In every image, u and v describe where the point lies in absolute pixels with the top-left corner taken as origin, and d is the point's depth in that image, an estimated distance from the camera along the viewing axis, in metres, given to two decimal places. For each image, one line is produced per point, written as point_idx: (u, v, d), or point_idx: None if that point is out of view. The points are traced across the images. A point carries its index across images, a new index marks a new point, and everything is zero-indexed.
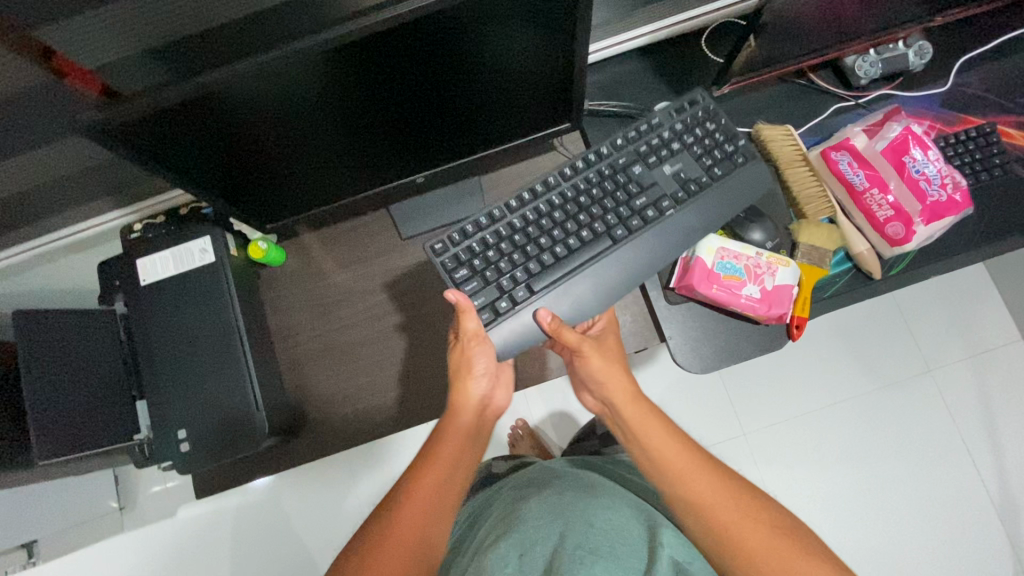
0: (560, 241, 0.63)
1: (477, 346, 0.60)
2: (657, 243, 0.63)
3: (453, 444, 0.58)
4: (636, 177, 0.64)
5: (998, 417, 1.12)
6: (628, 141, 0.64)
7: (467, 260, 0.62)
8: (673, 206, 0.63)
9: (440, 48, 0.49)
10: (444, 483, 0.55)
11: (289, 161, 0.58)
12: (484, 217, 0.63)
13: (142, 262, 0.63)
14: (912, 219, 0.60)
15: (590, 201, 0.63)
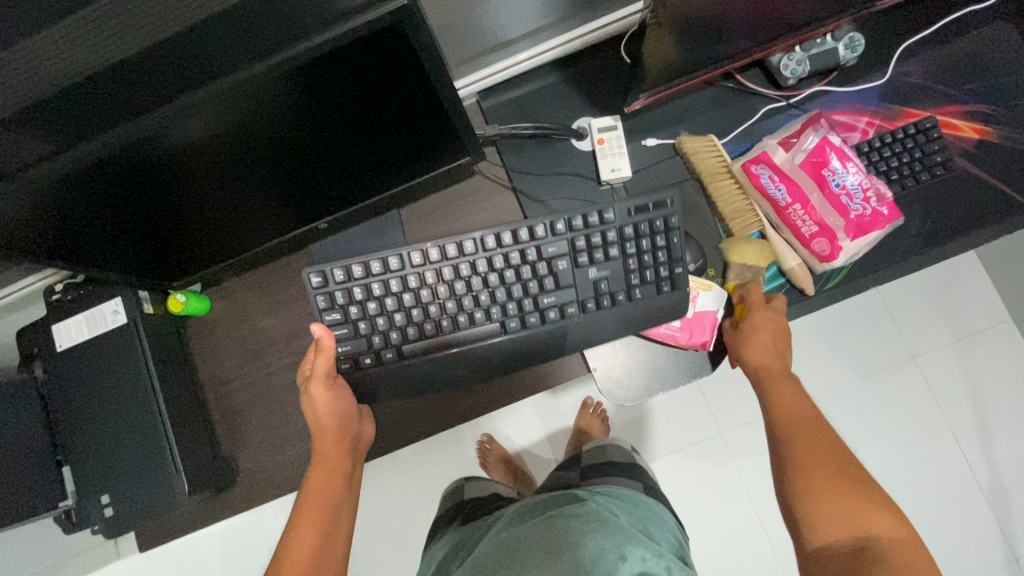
0: (460, 309, 0.62)
1: (324, 389, 0.58)
2: (554, 341, 0.63)
3: (321, 490, 0.56)
4: (556, 271, 0.62)
5: (987, 404, 1.07)
6: (570, 229, 0.61)
7: (344, 303, 0.61)
8: (576, 316, 0.62)
9: (306, 101, 0.46)
10: (326, 533, 0.53)
11: (184, 210, 0.56)
12: (380, 262, 0.60)
13: (57, 330, 0.63)
14: (837, 235, 0.56)
15: (499, 281, 0.61)
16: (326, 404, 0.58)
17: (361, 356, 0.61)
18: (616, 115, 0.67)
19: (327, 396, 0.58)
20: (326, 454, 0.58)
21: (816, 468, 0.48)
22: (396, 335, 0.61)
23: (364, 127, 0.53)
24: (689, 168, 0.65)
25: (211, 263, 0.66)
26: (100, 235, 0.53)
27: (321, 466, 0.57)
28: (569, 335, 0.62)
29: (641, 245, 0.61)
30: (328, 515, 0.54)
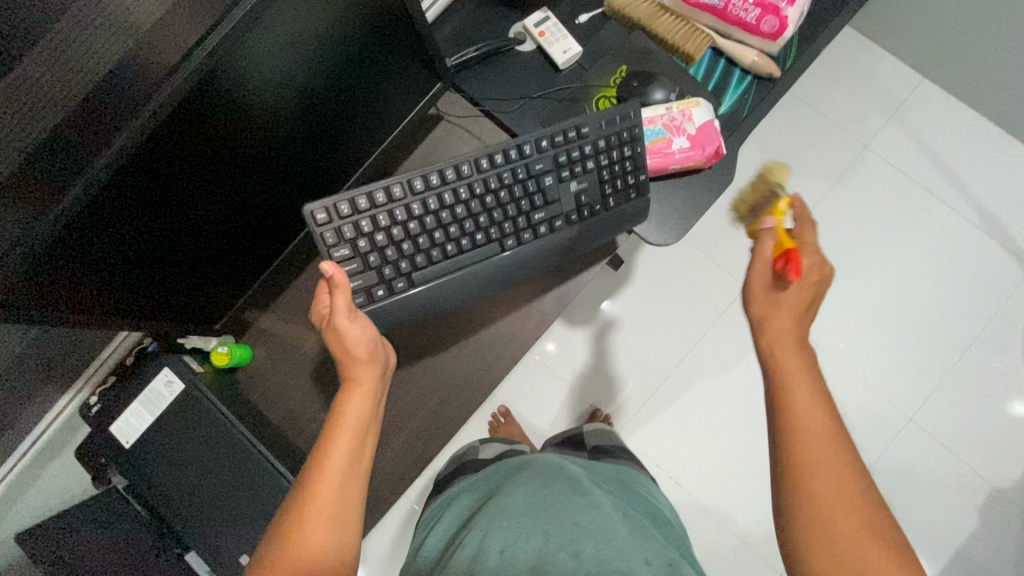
0: (462, 232, 0.62)
1: (349, 323, 0.55)
2: (537, 258, 0.64)
3: (344, 444, 0.52)
4: (544, 186, 0.63)
5: (942, 153, 1.17)
6: (554, 146, 0.63)
7: (352, 237, 0.58)
8: (562, 230, 0.64)
9: (275, 53, 0.48)
10: (341, 488, 0.50)
11: (185, 251, 0.54)
12: (383, 191, 0.59)
13: (116, 428, 0.60)
14: (779, 7, 0.62)
15: (493, 203, 0.62)
16: (353, 337, 0.55)
17: (374, 287, 0.60)
18: (543, 7, 0.69)
19: (355, 331, 0.55)
20: (359, 380, 0.55)
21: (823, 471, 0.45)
22: (405, 263, 0.60)
23: (322, 91, 0.54)
24: (626, 22, 0.69)
25: (235, 296, 0.63)
26: (128, 286, 0.51)
27: (354, 397, 0.54)
28: (558, 249, 0.65)
29: (612, 156, 0.63)
30: (361, 436, 0.53)
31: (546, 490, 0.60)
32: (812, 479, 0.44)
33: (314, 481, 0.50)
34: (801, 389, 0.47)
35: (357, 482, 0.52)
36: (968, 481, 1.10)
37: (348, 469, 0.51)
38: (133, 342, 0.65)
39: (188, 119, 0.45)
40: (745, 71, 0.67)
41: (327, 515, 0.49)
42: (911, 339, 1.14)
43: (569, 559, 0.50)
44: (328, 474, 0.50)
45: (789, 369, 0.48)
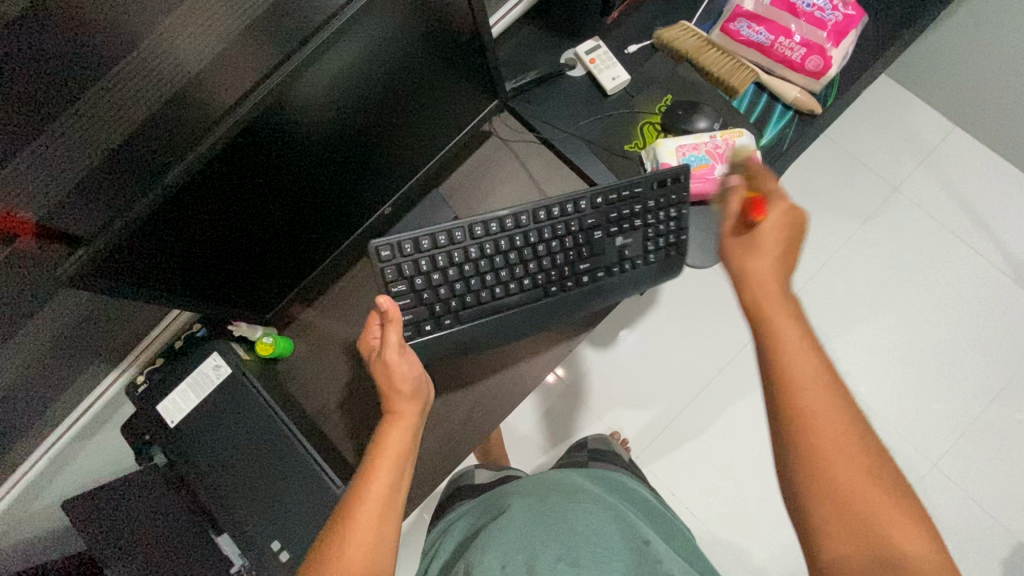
0: (512, 277, 0.65)
1: (395, 356, 0.56)
2: (578, 304, 0.66)
3: (385, 474, 0.51)
4: (591, 241, 0.65)
5: (972, 200, 1.18)
6: (607, 203, 0.65)
7: (410, 274, 0.63)
8: (601, 282, 0.67)
9: (342, 80, 0.52)
10: (383, 519, 0.49)
11: (248, 252, 0.58)
12: (446, 235, 0.62)
13: (163, 407, 0.62)
14: (824, 47, 0.65)
15: (545, 253, 0.65)
16: (401, 373, 0.56)
17: (423, 322, 0.64)
18: (595, 36, 0.73)
19: (401, 364, 0.56)
20: (403, 413, 0.55)
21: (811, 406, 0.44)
22: (455, 301, 0.64)
23: (384, 108, 0.58)
24: (673, 56, 0.72)
25: (291, 290, 0.66)
26: (196, 277, 0.55)
27: (397, 425, 0.54)
28: (597, 298, 0.67)
29: (659, 217, 0.66)
30: (404, 465, 0.52)
31: (547, 505, 0.57)
32: (816, 453, 0.43)
33: (353, 509, 0.49)
34: (788, 332, 0.47)
35: (395, 515, 0.50)
36: (992, 533, 1.07)
37: (391, 497, 0.50)
38: (184, 326, 0.67)
39: (256, 137, 0.49)
40: (786, 107, 0.70)
41: (365, 546, 0.47)
42: (936, 383, 1.13)
43: (567, 566, 0.47)
44: (368, 501, 0.49)
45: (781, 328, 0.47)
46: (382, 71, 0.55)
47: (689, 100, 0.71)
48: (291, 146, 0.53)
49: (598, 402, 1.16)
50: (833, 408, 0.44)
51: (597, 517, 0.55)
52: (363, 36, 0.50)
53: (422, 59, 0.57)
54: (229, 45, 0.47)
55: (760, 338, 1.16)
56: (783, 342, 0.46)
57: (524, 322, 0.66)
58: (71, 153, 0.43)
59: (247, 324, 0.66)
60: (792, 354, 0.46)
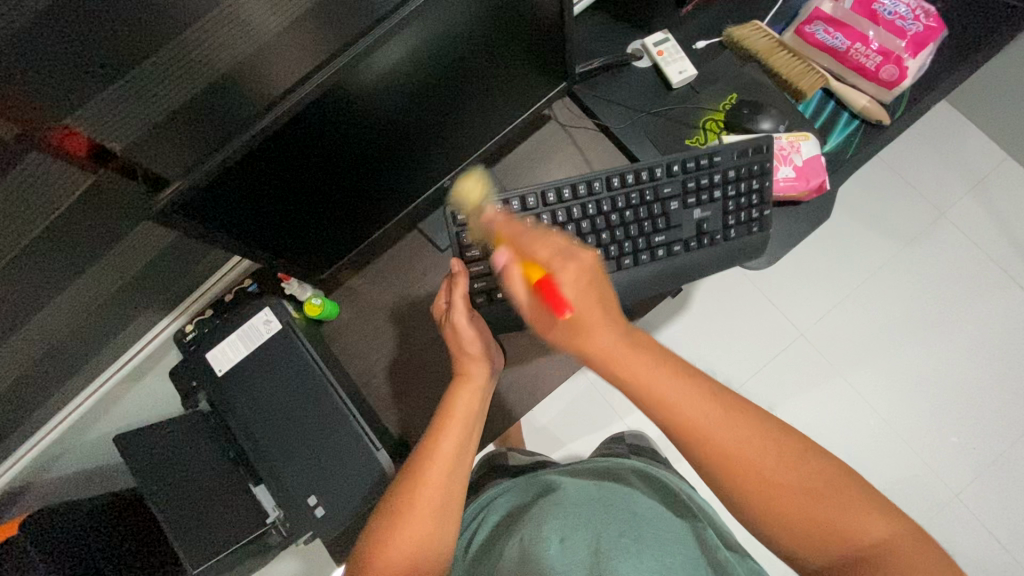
0: (584, 248, 0.64)
1: (465, 321, 0.58)
2: (655, 278, 0.66)
3: (454, 435, 0.53)
4: (668, 211, 0.65)
5: (1019, 231, 1.16)
6: (684, 172, 0.65)
7: (485, 243, 0.62)
8: (679, 255, 0.66)
9: (429, 43, 0.51)
10: (451, 478, 0.52)
11: (313, 207, 0.58)
12: (519, 200, 0.62)
13: (213, 355, 0.63)
14: (901, 57, 0.64)
15: (620, 221, 0.64)
16: (469, 336, 0.58)
17: (494, 291, 0.63)
18: (665, 29, 0.72)
19: (468, 328, 0.57)
20: (470, 376, 0.57)
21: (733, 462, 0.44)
22: None
23: (460, 76, 0.58)
24: (741, 54, 0.72)
25: (345, 251, 0.67)
26: (261, 225, 0.55)
27: (465, 387, 0.56)
28: (675, 272, 0.66)
29: (740, 187, 0.65)
30: (470, 429, 0.55)
31: (600, 488, 0.57)
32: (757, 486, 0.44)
33: (426, 466, 0.51)
34: (672, 385, 0.46)
35: (463, 471, 0.53)
36: (1008, 569, 1.06)
37: (457, 457, 0.53)
38: (236, 280, 0.69)
39: (341, 94, 0.49)
40: (853, 115, 0.69)
41: (434, 503, 0.50)
42: (964, 413, 1.11)
43: (630, 543, 0.47)
44: (439, 458, 0.52)
45: (670, 385, 0.46)
46: (457, 46, 0.54)
47: (755, 100, 0.70)
48: (371, 106, 0.53)
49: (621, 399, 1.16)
50: (752, 450, 0.45)
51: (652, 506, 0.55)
52: (451, 7, 0.49)
53: (505, 31, 0.56)
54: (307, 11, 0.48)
55: (789, 350, 1.15)
56: (670, 400, 0.46)
57: None
58: (149, 99, 0.43)
59: (298, 283, 0.68)
60: (690, 422, 0.45)
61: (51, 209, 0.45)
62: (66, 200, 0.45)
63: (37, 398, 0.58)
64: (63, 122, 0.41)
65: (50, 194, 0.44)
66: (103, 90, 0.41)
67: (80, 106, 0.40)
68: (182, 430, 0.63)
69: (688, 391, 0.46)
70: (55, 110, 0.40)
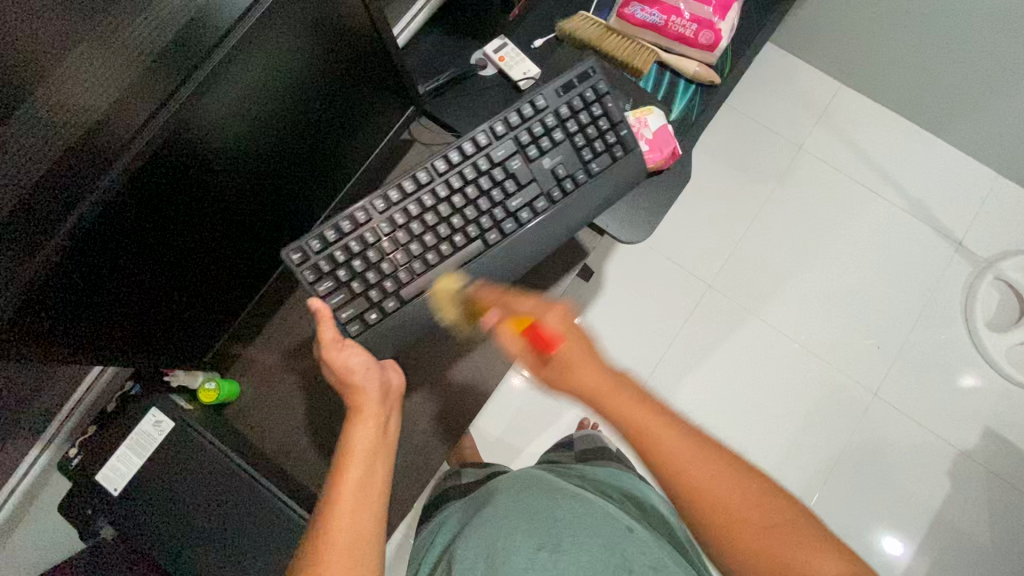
0: (438, 238, 0.63)
1: (339, 350, 0.57)
2: (530, 239, 0.66)
3: (355, 469, 0.49)
4: (515, 172, 0.65)
5: (867, 149, 1.29)
6: (511, 129, 0.65)
7: (332, 269, 0.60)
8: (545, 208, 0.66)
9: (249, 92, 0.50)
10: (360, 518, 0.46)
11: (171, 290, 0.54)
12: (350, 219, 0.60)
13: (103, 476, 0.57)
14: (712, 22, 0.70)
15: (464, 200, 0.63)
16: (344, 365, 0.57)
17: (366, 313, 0.61)
18: (501, 35, 0.74)
19: (346, 359, 0.57)
20: (361, 406, 0.55)
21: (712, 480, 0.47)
22: (390, 281, 0.61)
23: (297, 120, 0.56)
24: (577, 45, 0.75)
25: (223, 326, 0.62)
26: (112, 325, 0.50)
27: (357, 419, 0.53)
28: (552, 225, 0.66)
29: (580, 121, 0.67)
30: (373, 459, 0.51)
31: (529, 496, 0.57)
32: (714, 503, 0.46)
33: (329, 512, 0.46)
34: (654, 424, 0.50)
35: (377, 503, 0.48)
36: (934, 447, 1.17)
37: (364, 490, 0.48)
38: (115, 385, 0.63)
39: (165, 165, 0.46)
40: (689, 81, 0.74)
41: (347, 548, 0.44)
42: (865, 321, 1.22)
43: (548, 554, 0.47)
44: (342, 500, 0.47)
45: (657, 429, 0.50)
46: (300, 79, 0.54)
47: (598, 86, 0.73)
48: (204, 168, 0.50)
49: None
50: (732, 485, 0.47)
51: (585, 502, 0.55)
52: (263, 51, 0.48)
53: (331, 67, 0.56)
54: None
55: (704, 304, 1.22)
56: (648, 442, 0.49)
57: (472, 283, 0.64)
58: None
59: (186, 371, 0.63)
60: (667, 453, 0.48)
61: None
62: None
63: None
64: None
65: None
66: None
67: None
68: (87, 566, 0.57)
69: (675, 443, 0.49)
70: None
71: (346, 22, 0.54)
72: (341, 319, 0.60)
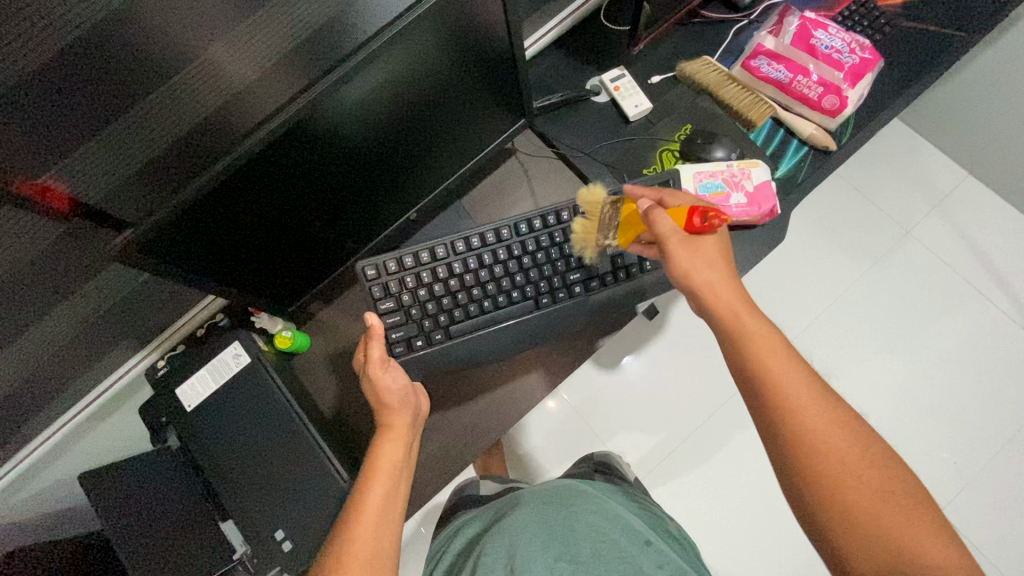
0: (499, 289, 0.67)
1: (385, 372, 0.59)
2: (576, 315, 0.68)
3: (380, 489, 0.53)
4: (581, 251, 0.68)
5: (984, 248, 1.19)
6: (590, 213, 0.68)
7: (397, 291, 0.65)
8: (597, 291, 0.68)
9: (376, 90, 0.54)
10: (380, 538, 0.50)
11: (273, 246, 0.59)
12: (428, 251, 0.65)
13: (182, 391, 0.64)
14: (841, 87, 0.68)
15: (531, 263, 0.67)
16: (385, 386, 0.58)
17: (414, 339, 0.65)
18: (621, 66, 0.76)
19: (387, 379, 0.58)
20: (389, 424, 0.57)
21: (819, 443, 0.44)
22: (444, 316, 0.66)
23: (413, 118, 0.60)
24: (694, 88, 0.76)
25: (316, 284, 0.68)
26: (223, 266, 0.56)
27: (387, 438, 0.56)
28: (592, 309, 0.68)
29: None
30: (396, 480, 0.54)
31: (548, 507, 0.57)
32: (829, 472, 0.44)
33: (353, 525, 0.50)
34: (795, 388, 0.46)
35: (393, 526, 0.52)
36: None
37: (386, 509, 0.52)
38: (209, 315, 0.70)
39: (293, 141, 0.51)
40: (802, 142, 0.72)
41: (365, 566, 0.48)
42: (948, 430, 1.12)
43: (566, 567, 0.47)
44: (366, 517, 0.50)
45: (788, 374, 0.47)
46: (418, 86, 0.57)
47: (708, 130, 0.73)
48: (325, 149, 0.54)
49: (600, 425, 1.16)
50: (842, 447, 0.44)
51: (603, 518, 0.55)
52: (396, 56, 0.52)
53: (454, 74, 0.59)
54: (282, 59, 0.52)
55: None
56: (782, 393, 0.46)
57: (513, 339, 0.67)
58: (124, 151, 0.46)
59: (268, 316, 0.68)
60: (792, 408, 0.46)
61: (32, 245, 0.47)
62: (25, 253, 0.47)
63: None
64: (41, 180, 0.44)
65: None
66: (70, 155, 0.44)
67: (54, 165, 0.44)
68: (151, 469, 0.63)
69: (812, 387, 0.47)
70: (28, 169, 0.43)
71: (479, 38, 0.58)
72: (389, 338, 0.64)
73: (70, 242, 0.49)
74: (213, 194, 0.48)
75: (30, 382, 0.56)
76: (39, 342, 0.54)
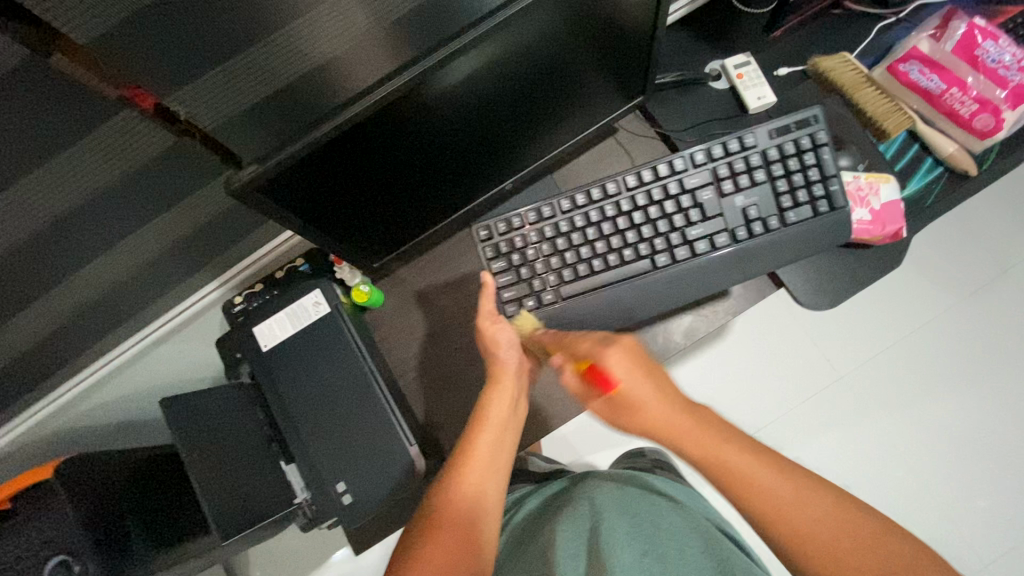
0: (611, 246, 0.64)
1: (495, 325, 0.61)
2: (704, 271, 0.64)
3: (489, 438, 0.56)
4: (705, 203, 0.64)
5: None
6: (711, 159, 0.64)
7: (508, 251, 0.64)
8: (727, 245, 0.64)
9: (507, 54, 0.49)
10: (487, 481, 0.54)
11: (372, 199, 0.57)
12: (537, 211, 0.64)
13: (260, 330, 0.64)
14: (1000, 108, 0.61)
15: (646, 218, 0.64)
16: (501, 337, 0.61)
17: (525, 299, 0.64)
18: (746, 52, 0.71)
19: (497, 333, 0.61)
20: (500, 377, 0.60)
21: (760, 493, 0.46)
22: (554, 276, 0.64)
23: (533, 87, 0.56)
24: (825, 86, 0.69)
25: (398, 244, 0.66)
26: (324, 212, 0.53)
27: (499, 388, 0.58)
28: (728, 264, 0.64)
29: (787, 165, 0.64)
30: (505, 432, 0.57)
31: (629, 498, 0.57)
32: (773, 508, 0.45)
33: (462, 466, 0.54)
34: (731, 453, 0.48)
35: (499, 475, 0.56)
36: None
37: (495, 457, 0.56)
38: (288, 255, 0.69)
39: (415, 98, 0.47)
40: (938, 162, 0.66)
41: (468, 505, 0.52)
42: None
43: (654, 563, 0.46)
44: (475, 457, 0.55)
45: (724, 451, 0.49)
46: (547, 55, 0.53)
47: (835, 135, 0.68)
48: (441, 110, 0.51)
49: None
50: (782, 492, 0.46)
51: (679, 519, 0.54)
52: (534, 19, 0.47)
53: (586, 46, 0.55)
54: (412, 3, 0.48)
55: None
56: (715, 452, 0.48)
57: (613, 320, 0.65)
58: (247, 80, 0.44)
59: (349, 268, 0.68)
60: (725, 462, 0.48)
61: (134, 157, 0.44)
62: (131, 164, 0.45)
63: (70, 352, 0.56)
64: (162, 100, 0.42)
65: (112, 154, 0.43)
66: (197, 79, 0.42)
67: (180, 87, 0.42)
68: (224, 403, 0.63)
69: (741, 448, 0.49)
70: (156, 89, 0.41)
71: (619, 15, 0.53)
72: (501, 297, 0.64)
73: (173, 159, 0.47)
74: (329, 144, 0.45)
75: (120, 299, 0.56)
76: (131, 259, 0.53)
